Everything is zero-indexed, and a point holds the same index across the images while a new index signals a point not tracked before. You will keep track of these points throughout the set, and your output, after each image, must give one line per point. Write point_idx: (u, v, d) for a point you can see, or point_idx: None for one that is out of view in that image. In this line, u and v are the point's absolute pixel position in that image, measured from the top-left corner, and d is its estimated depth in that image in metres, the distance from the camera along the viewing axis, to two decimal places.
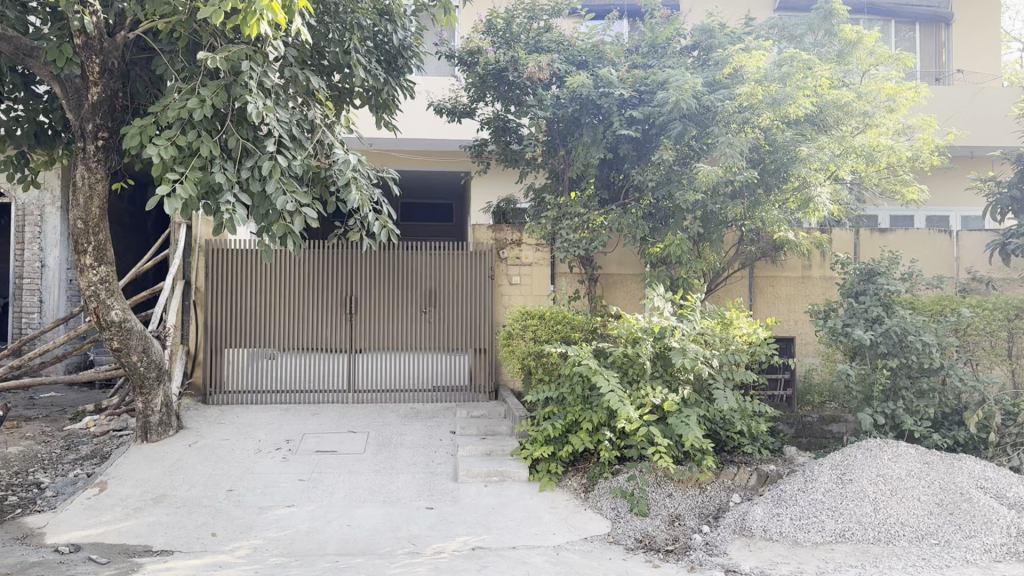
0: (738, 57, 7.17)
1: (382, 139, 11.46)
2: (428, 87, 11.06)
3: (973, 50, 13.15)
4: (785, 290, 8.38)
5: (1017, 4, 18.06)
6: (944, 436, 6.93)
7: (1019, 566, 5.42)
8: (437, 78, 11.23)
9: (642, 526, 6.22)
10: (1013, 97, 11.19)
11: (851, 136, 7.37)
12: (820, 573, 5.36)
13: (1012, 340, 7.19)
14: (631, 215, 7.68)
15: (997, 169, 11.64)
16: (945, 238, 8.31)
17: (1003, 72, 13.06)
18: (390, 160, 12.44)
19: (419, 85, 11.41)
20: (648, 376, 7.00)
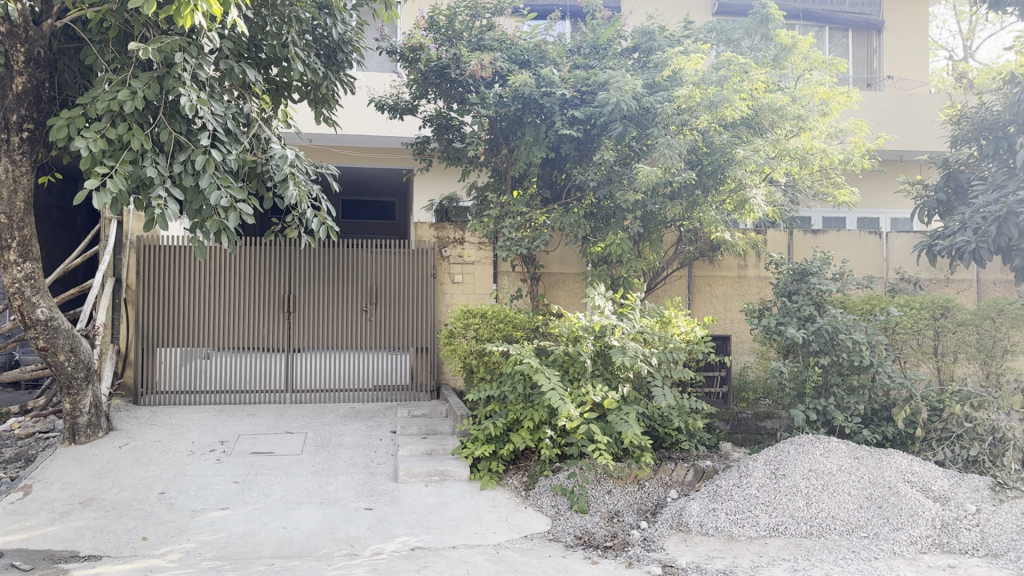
0: (676, 61, 7.25)
1: (323, 135, 11.32)
2: (369, 83, 11.00)
3: (903, 58, 13.59)
4: (722, 289, 8.47)
5: (946, 14, 18.72)
6: (873, 431, 7.13)
7: (943, 556, 5.56)
8: (377, 73, 11.18)
9: (581, 524, 6.25)
10: (940, 103, 11.61)
11: (784, 140, 7.53)
12: (754, 567, 5.45)
13: (938, 338, 7.50)
14: (572, 214, 7.75)
15: (924, 172, 12.06)
16: (875, 239, 8.53)
17: (930, 80, 13.53)
18: (332, 157, 12.27)
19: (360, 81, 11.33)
20: (588, 374, 7.05)
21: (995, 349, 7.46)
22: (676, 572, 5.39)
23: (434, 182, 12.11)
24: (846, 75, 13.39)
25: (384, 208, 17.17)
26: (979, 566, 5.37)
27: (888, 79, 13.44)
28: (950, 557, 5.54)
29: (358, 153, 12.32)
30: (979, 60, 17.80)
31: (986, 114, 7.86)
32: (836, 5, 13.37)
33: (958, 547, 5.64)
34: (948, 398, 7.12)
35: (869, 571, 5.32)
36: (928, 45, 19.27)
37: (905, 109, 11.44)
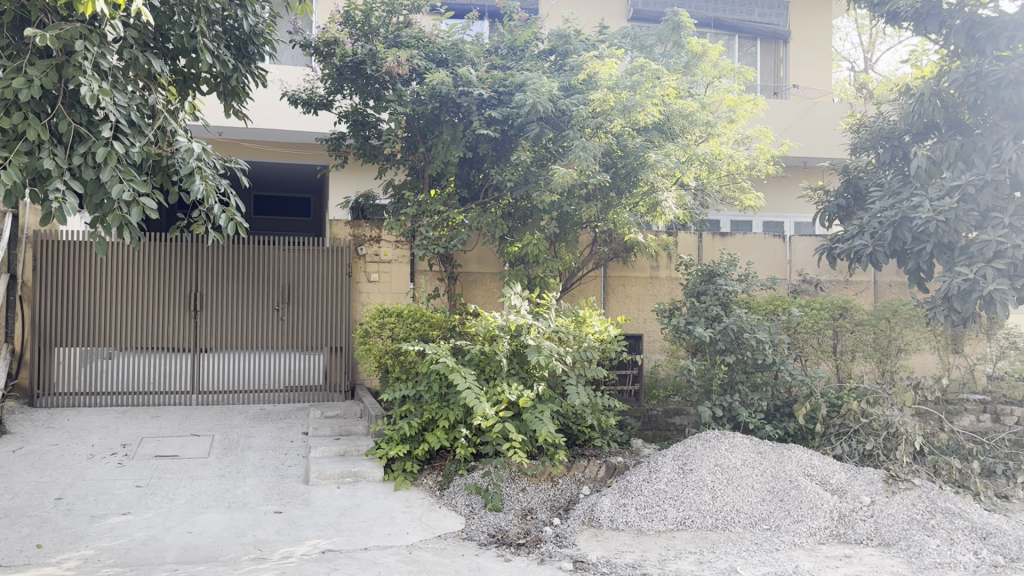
0: (591, 64, 7.45)
1: (232, 128, 11.09)
2: (282, 77, 10.84)
3: (808, 68, 14.18)
4: (634, 290, 8.62)
5: (849, 26, 19.64)
6: (776, 427, 7.38)
7: (840, 546, 5.82)
8: (290, 67, 10.99)
9: (495, 522, 6.28)
10: (841, 112, 12.16)
11: (694, 145, 7.75)
12: (661, 560, 5.60)
13: (836, 337, 7.83)
14: (489, 214, 7.79)
15: (825, 179, 12.63)
16: (779, 242, 8.86)
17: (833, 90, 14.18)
18: (242, 151, 12.03)
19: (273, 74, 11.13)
20: (503, 373, 7.09)
21: (890, 347, 7.86)
22: (587, 567, 5.47)
23: (349, 179, 11.99)
24: (755, 82, 13.88)
25: (300, 205, 16.89)
26: (872, 555, 5.65)
27: (794, 88, 14.02)
28: (845, 547, 5.81)
29: (270, 148, 12.09)
30: (878, 72, 18.74)
31: (883, 124, 8.31)
32: (746, 15, 13.92)
33: (854, 537, 5.92)
34: (846, 395, 7.46)
35: (770, 562, 5.52)
36: (832, 56, 20.16)
37: (809, 116, 11.94)
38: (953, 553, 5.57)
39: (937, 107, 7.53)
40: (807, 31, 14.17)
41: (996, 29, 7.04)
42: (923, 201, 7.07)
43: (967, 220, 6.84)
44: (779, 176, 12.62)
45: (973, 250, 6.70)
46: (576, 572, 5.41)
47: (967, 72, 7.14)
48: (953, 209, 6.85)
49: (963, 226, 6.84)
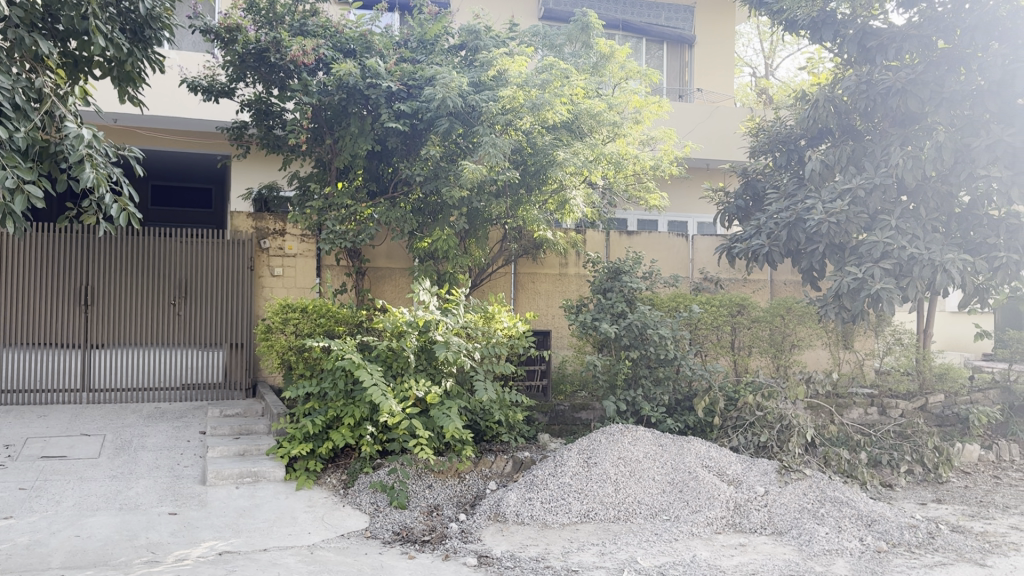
0: (500, 61, 7.46)
1: (127, 114, 10.62)
2: (182, 63, 10.44)
3: (713, 71, 14.67)
4: (544, 286, 8.71)
5: (751, 33, 20.49)
6: (677, 420, 7.57)
7: (735, 535, 6.05)
8: (191, 53, 10.61)
9: (400, 519, 6.22)
10: (742, 116, 12.60)
11: (601, 145, 7.84)
12: (564, 552, 5.68)
13: (734, 333, 8.11)
14: (398, 209, 7.66)
15: (725, 180, 13.11)
16: (682, 240, 9.13)
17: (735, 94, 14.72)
18: (138, 139, 11.53)
19: (172, 60, 10.71)
20: (411, 369, 6.99)
21: (785, 343, 8.18)
22: (491, 561, 5.49)
23: (251, 170, 11.66)
24: (661, 85, 14.27)
25: (201, 195, 16.32)
26: (765, 543, 5.89)
27: (698, 92, 14.47)
28: (740, 536, 6.05)
29: (168, 136, 11.63)
30: (778, 78, 19.56)
31: (780, 129, 8.68)
32: (653, 18, 14.27)
33: (749, 526, 6.16)
34: (742, 388, 7.64)
35: (669, 552, 5.68)
36: (735, 61, 20.94)
37: (712, 119, 12.34)
38: (841, 540, 5.86)
39: (830, 113, 7.86)
40: (710, 37, 14.62)
41: (885, 40, 7.46)
42: (817, 203, 7.35)
43: (856, 221, 7.20)
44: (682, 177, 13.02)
45: (862, 251, 7.06)
46: (480, 567, 5.42)
47: (859, 81, 7.50)
48: (844, 211, 7.16)
49: (853, 228, 7.20)
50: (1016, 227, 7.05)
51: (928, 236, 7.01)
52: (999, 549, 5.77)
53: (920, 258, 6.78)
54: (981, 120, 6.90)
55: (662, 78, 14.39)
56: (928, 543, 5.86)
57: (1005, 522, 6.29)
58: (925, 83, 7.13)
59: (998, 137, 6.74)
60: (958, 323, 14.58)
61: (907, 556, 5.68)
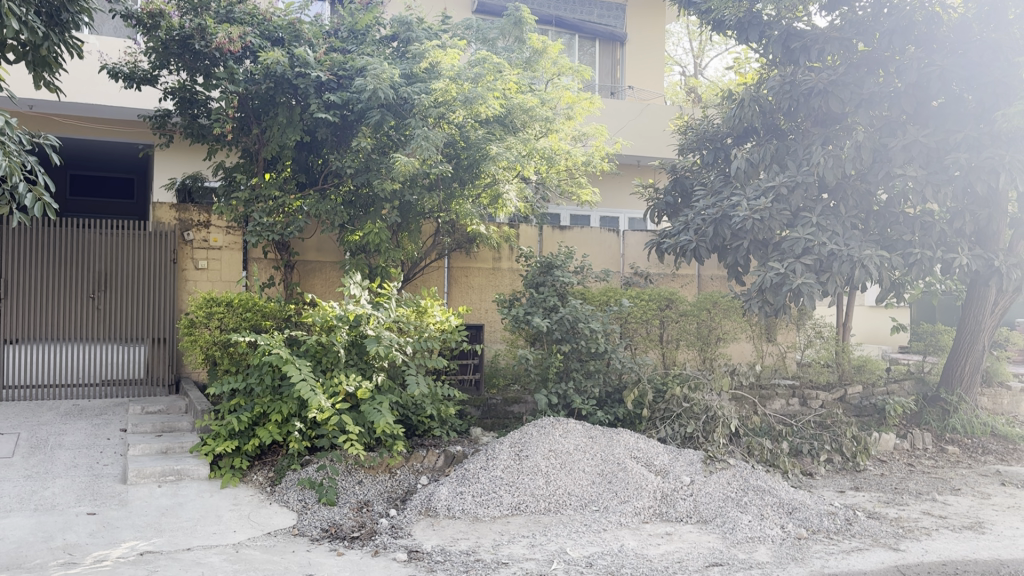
0: (433, 53, 7.34)
1: (42, 100, 10.17)
2: (101, 48, 10.06)
3: (644, 69, 14.90)
4: (477, 280, 8.71)
5: (681, 32, 21.01)
6: (607, 413, 7.67)
7: (662, 524, 6.18)
8: (111, 38, 10.24)
9: (329, 516, 6.13)
10: (671, 115, 12.83)
11: (534, 140, 7.86)
12: (494, 545, 5.70)
13: (663, 326, 8.27)
14: (328, 201, 7.53)
15: (655, 177, 13.36)
16: (613, 236, 9.25)
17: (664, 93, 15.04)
18: (54, 126, 11.05)
19: (91, 45, 10.30)
20: (341, 364, 6.88)
21: (711, 337, 8.37)
22: (421, 556, 5.46)
23: (176, 160, 11.34)
24: (593, 82, 14.47)
25: (122, 185, 15.75)
26: (690, 532, 6.04)
27: (629, 90, 14.73)
28: (667, 525, 6.17)
29: (87, 124, 11.20)
30: (706, 78, 20.05)
31: (707, 127, 8.89)
32: (585, 15, 14.43)
33: (675, 516, 6.30)
34: (670, 380, 7.79)
35: (598, 542, 5.76)
36: (665, 60, 21.40)
37: (642, 117, 12.56)
38: (763, 528, 6.05)
39: (756, 113, 8.03)
40: (641, 35, 14.87)
41: (808, 42, 7.63)
42: (742, 200, 7.52)
43: (779, 218, 7.40)
44: (614, 173, 13.21)
45: (785, 247, 7.26)
46: (410, 562, 5.38)
47: (783, 81, 7.71)
48: (767, 208, 7.38)
49: (776, 224, 7.40)
50: (930, 224, 7.28)
51: (847, 233, 7.25)
52: (911, 534, 6.04)
53: (839, 255, 7.02)
54: (899, 121, 7.32)
55: (595, 75, 14.58)
56: (845, 530, 6.09)
57: (917, 508, 6.59)
58: (846, 84, 7.37)
59: (913, 137, 7.06)
60: (875, 318, 15.20)
61: (825, 542, 5.89)
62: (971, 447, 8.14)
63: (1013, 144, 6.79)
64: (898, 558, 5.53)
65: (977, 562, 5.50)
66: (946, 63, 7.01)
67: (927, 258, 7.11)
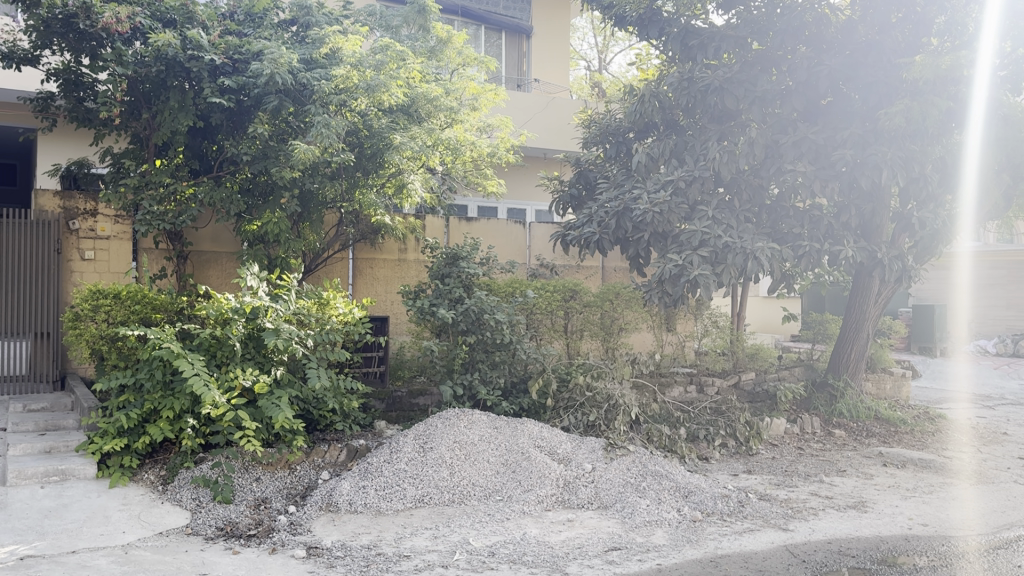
0: (334, 39, 7.29)
1: None
2: None
3: (549, 62, 15.08)
4: (383, 272, 8.59)
5: (586, 27, 21.64)
6: (512, 403, 7.70)
7: (563, 512, 6.26)
8: None
9: (225, 514, 5.95)
10: (575, 109, 13.16)
11: (438, 130, 7.83)
12: (396, 539, 5.66)
13: (567, 317, 8.35)
14: (223, 189, 7.32)
15: (559, 170, 13.61)
16: (519, 228, 9.33)
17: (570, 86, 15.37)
18: None
19: None
20: (237, 358, 6.64)
21: (613, 327, 8.51)
22: (320, 552, 5.36)
23: (60, 146, 10.82)
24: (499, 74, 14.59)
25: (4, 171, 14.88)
26: (591, 518, 6.14)
27: (535, 82, 14.97)
28: (569, 512, 6.26)
29: None
30: (612, 74, 20.49)
31: (609, 122, 9.06)
32: (491, 7, 14.47)
33: (577, 502, 6.40)
34: (574, 369, 7.91)
35: (501, 531, 5.79)
36: (571, 54, 21.95)
37: (547, 110, 12.75)
38: (660, 511, 6.22)
39: (655, 108, 8.25)
40: (549, 28, 15.09)
41: (704, 40, 7.85)
42: (643, 194, 7.69)
43: (677, 211, 7.61)
44: (519, 166, 13.33)
45: (683, 239, 7.45)
46: (309, 558, 5.28)
47: (681, 77, 7.88)
48: (666, 201, 7.57)
49: (674, 217, 7.61)
50: (817, 218, 7.57)
51: (741, 226, 7.48)
52: (799, 514, 6.33)
53: (733, 247, 7.23)
54: (790, 118, 7.57)
55: (501, 67, 14.68)
56: (738, 512, 6.33)
57: (806, 489, 6.91)
58: (740, 81, 7.60)
59: (803, 134, 7.34)
60: (768, 308, 15.89)
61: (718, 524, 6.09)
62: (856, 431, 8.56)
63: (895, 141, 7.13)
64: (787, 538, 5.79)
65: (859, 539, 5.80)
66: (832, 63, 7.40)
67: (815, 250, 7.37)
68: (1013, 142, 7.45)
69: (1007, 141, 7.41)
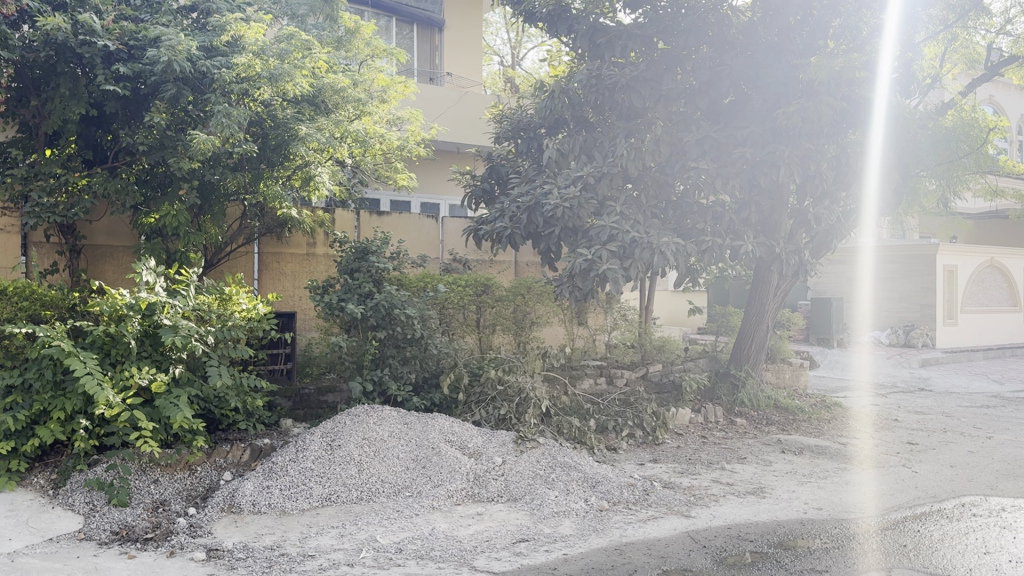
0: (235, 27, 7.14)
1: None
2: None
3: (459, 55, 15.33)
4: (290, 267, 8.45)
5: (500, 23, 21.91)
6: (423, 398, 7.66)
7: (473, 505, 6.25)
8: None
9: (120, 518, 5.73)
10: (486, 102, 13.60)
11: (346, 121, 7.74)
12: (301, 538, 5.54)
13: (479, 312, 8.36)
14: (119, 180, 7.07)
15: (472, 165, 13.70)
16: (432, 222, 9.30)
17: (482, 80, 15.56)
18: None
19: None
20: (133, 356, 6.40)
21: (525, 321, 8.58)
22: (220, 554, 5.21)
23: None
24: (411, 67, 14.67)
25: None
26: (500, 511, 6.16)
27: (448, 76, 15.09)
28: (478, 505, 6.26)
29: None
30: (525, 71, 20.82)
31: (521, 117, 9.10)
32: None
33: (487, 496, 6.40)
34: (485, 363, 7.95)
35: (409, 527, 5.75)
36: (485, 48, 22.14)
37: (460, 104, 13.20)
38: (568, 502, 6.29)
39: (565, 104, 8.39)
40: (459, 23, 15.22)
41: (612, 37, 8.06)
42: (553, 189, 7.73)
43: (587, 207, 7.66)
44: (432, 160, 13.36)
45: (592, 234, 7.50)
46: (209, 560, 5.12)
47: (589, 74, 8.03)
48: (576, 197, 7.62)
49: (584, 213, 7.66)
50: (720, 214, 7.72)
51: (647, 222, 7.62)
52: (701, 501, 6.52)
53: (640, 242, 7.33)
54: (694, 117, 7.83)
55: (413, 59, 14.79)
56: (643, 500, 6.46)
57: (708, 476, 7.12)
58: (646, 80, 7.83)
59: (705, 133, 7.61)
60: (675, 301, 16.35)
61: (624, 512, 6.21)
62: (757, 419, 8.88)
63: (793, 139, 7.38)
64: (688, 525, 5.95)
65: (757, 524, 6.01)
66: (734, 63, 7.65)
67: (718, 245, 7.54)
68: (900, 142, 7.86)
69: (895, 141, 7.80)
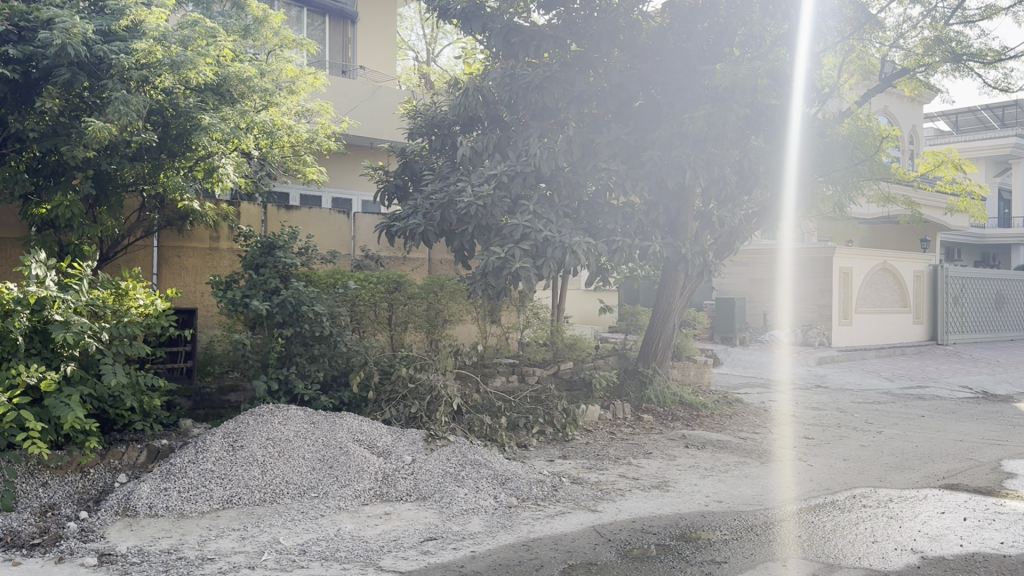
0: (136, 11, 6.93)
1: None
2: None
3: (372, 49, 15.22)
4: (193, 262, 8.19)
5: (415, 18, 21.82)
6: (331, 397, 7.55)
7: (381, 505, 6.19)
8: None
9: (4, 523, 5.40)
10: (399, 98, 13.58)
11: (252, 111, 7.58)
12: (199, 542, 5.36)
13: (391, 309, 8.28)
14: (7, 168, 6.72)
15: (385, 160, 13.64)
16: (343, 218, 9.30)
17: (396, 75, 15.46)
18: None
19: None
20: (20, 354, 6.04)
21: (437, 319, 8.56)
22: (114, 559, 5.00)
23: None
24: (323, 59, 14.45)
25: None
26: (408, 510, 6.12)
27: (361, 70, 14.94)
28: (386, 505, 6.20)
29: None
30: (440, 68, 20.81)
31: (434, 114, 9.10)
32: None
33: (395, 495, 6.33)
34: (396, 361, 7.91)
35: (313, 528, 5.64)
36: (400, 43, 21.96)
37: (373, 99, 13.13)
38: (477, 499, 6.30)
39: (479, 102, 8.48)
40: (372, 17, 15.18)
41: (525, 37, 8.23)
42: (467, 186, 7.72)
43: (500, 205, 7.67)
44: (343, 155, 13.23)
45: (506, 232, 7.51)
46: (101, 566, 4.90)
47: (503, 73, 8.22)
48: (490, 195, 7.62)
49: (498, 211, 7.66)
50: (629, 215, 7.91)
51: (560, 221, 7.67)
52: (608, 495, 6.63)
53: (553, 241, 7.37)
54: (605, 119, 8.03)
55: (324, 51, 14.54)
56: (551, 495, 6.53)
57: (615, 471, 7.26)
58: (559, 81, 8.02)
59: (616, 134, 7.77)
60: (588, 300, 16.74)
61: (532, 508, 6.28)
62: (662, 415, 9.11)
63: (699, 144, 7.57)
64: (594, 519, 6.05)
65: (661, 517, 6.16)
66: (643, 68, 7.90)
67: (628, 246, 7.67)
68: (800, 149, 8.17)
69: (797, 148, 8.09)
